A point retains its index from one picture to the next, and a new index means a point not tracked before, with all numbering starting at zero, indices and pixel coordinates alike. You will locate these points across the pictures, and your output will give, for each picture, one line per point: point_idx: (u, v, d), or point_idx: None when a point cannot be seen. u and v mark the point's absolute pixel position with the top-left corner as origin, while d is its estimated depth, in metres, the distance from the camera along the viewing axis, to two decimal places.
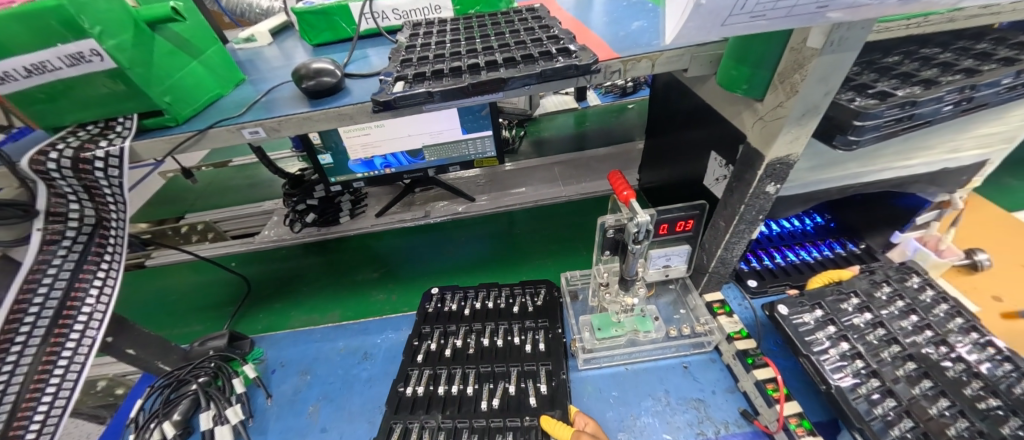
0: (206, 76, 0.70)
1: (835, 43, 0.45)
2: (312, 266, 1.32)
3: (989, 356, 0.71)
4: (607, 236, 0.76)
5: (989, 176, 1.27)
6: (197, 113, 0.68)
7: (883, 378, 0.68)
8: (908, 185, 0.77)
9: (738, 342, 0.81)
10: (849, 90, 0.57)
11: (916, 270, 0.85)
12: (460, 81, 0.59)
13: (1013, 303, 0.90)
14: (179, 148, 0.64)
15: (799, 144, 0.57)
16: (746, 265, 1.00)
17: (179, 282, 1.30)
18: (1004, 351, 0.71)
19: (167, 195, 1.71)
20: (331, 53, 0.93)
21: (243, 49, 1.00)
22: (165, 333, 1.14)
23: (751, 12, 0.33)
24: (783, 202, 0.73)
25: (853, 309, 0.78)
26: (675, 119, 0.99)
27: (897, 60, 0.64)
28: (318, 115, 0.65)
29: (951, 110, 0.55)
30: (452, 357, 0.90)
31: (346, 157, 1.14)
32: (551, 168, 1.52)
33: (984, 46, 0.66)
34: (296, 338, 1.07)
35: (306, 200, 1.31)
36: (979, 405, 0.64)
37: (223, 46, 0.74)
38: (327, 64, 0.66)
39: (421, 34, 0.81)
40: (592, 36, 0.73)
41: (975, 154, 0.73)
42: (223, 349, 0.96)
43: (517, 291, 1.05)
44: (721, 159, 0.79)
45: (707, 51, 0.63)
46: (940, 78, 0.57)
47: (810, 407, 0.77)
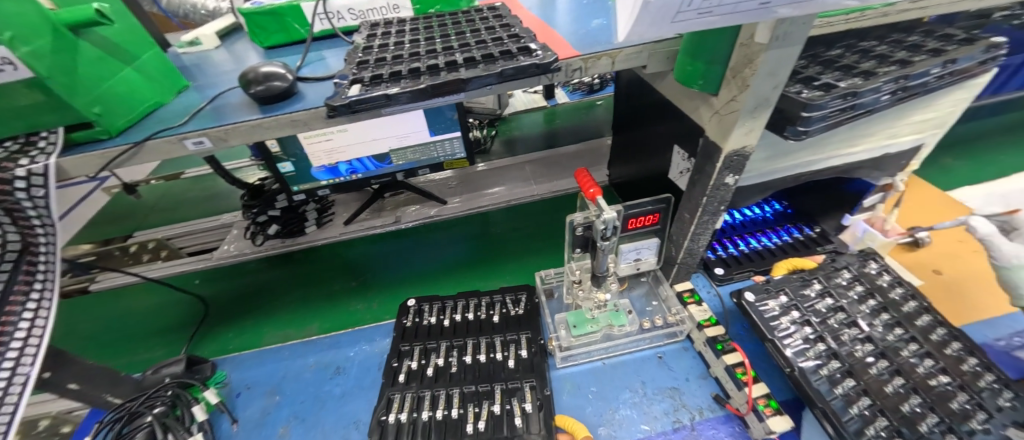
0: (140, 84, 0.65)
1: (780, 38, 0.47)
2: (276, 278, 1.26)
3: (938, 334, 0.76)
4: (577, 234, 0.76)
5: (933, 158, 1.35)
6: (133, 124, 0.63)
7: (843, 359, 0.72)
8: (854, 170, 0.81)
9: (708, 329, 0.84)
10: (797, 83, 0.59)
11: (873, 256, 0.89)
12: (419, 83, 0.57)
13: (950, 275, 0.97)
14: (113, 163, 0.60)
15: (753, 136, 0.59)
16: (713, 254, 1.04)
17: (129, 305, 1.21)
18: (949, 328, 0.76)
19: (113, 212, 1.59)
20: (283, 56, 0.88)
21: (187, 53, 0.93)
22: (112, 363, 1.06)
23: (699, 9, 0.34)
24: (743, 192, 0.76)
25: (816, 294, 0.82)
26: (638, 115, 1.01)
27: (839, 53, 0.68)
28: (269, 122, 0.62)
29: (888, 99, 0.59)
30: (436, 378, 0.87)
31: (308, 164, 1.09)
32: (522, 167, 1.51)
33: (915, 38, 0.70)
34: (262, 358, 1.02)
35: (267, 210, 1.25)
36: (931, 382, 0.69)
37: (161, 50, 0.69)
38: (277, 68, 0.63)
39: (379, 35, 0.78)
40: (553, 34, 0.73)
41: (911, 139, 0.78)
42: (180, 375, 0.89)
43: (497, 300, 1.03)
44: (683, 153, 0.81)
45: (664, 48, 0.64)
46: (877, 69, 0.61)
47: (775, 386, 0.81)
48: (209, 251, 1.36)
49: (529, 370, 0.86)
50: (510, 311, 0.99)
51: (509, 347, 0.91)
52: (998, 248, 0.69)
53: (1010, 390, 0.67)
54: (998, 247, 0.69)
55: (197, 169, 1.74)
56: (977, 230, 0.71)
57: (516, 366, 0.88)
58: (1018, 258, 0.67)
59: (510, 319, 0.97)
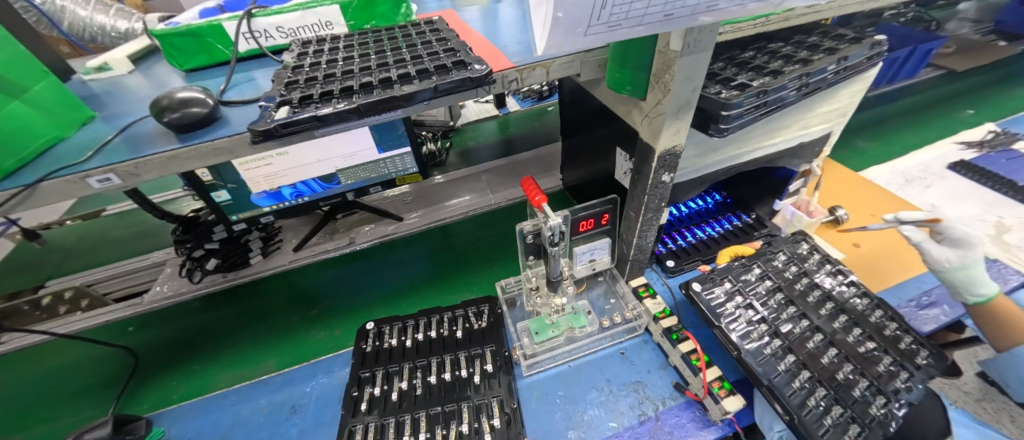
0: (33, 118, 0.59)
1: (692, 45, 0.50)
2: (220, 317, 1.16)
3: (867, 306, 0.83)
4: (528, 242, 0.77)
5: (850, 142, 1.50)
6: (25, 164, 0.57)
7: (783, 336, 0.77)
8: (776, 160, 0.88)
9: (664, 321, 0.87)
10: (715, 84, 0.63)
11: (805, 237, 0.97)
12: (351, 102, 0.55)
13: (868, 248, 1.08)
14: (2, 209, 0.53)
15: (681, 136, 0.63)
16: (663, 247, 1.08)
17: (41, 367, 1.07)
18: (873, 298, 0.84)
19: (19, 261, 1.41)
20: (206, 79, 0.83)
21: (95, 80, 0.85)
22: (21, 436, 0.92)
23: (608, 22, 0.35)
24: (681, 188, 0.80)
25: (756, 278, 0.88)
26: (582, 119, 1.04)
27: (752, 54, 0.73)
28: (188, 152, 0.58)
29: (795, 95, 0.65)
30: (400, 402, 0.84)
31: (247, 191, 1.03)
32: (478, 177, 1.51)
33: (814, 38, 0.78)
34: (206, 406, 0.93)
35: (204, 244, 1.14)
36: (861, 349, 0.75)
37: (57, 79, 0.63)
38: (196, 93, 0.59)
39: (310, 53, 0.75)
40: (490, 46, 0.74)
41: (820, 129, 0.86)
42: (107, 439, 0.80)
43: (460, 314, 1.01)
44: (625, 154, 0.84)
45: (593, 56, 0.67)
46: (784, 68, 0.67)
47: (727, 368, 0.86)
48: (138, 294, 1.24)
49: (496, 383, 0.85)
50: (473, 325, 0.97)
51: (474, 363, 0.89)
52: (930, 252, 0.74)
53: (925, 348, 0.75)
54: (929, 252, 0.74)
55: (120, 205, 1.58)
56: (910, 237, 0.75)
57: (482, 383, 0.85)
58: (951, 261, 0.72)
59: (473, 333, 0.96)
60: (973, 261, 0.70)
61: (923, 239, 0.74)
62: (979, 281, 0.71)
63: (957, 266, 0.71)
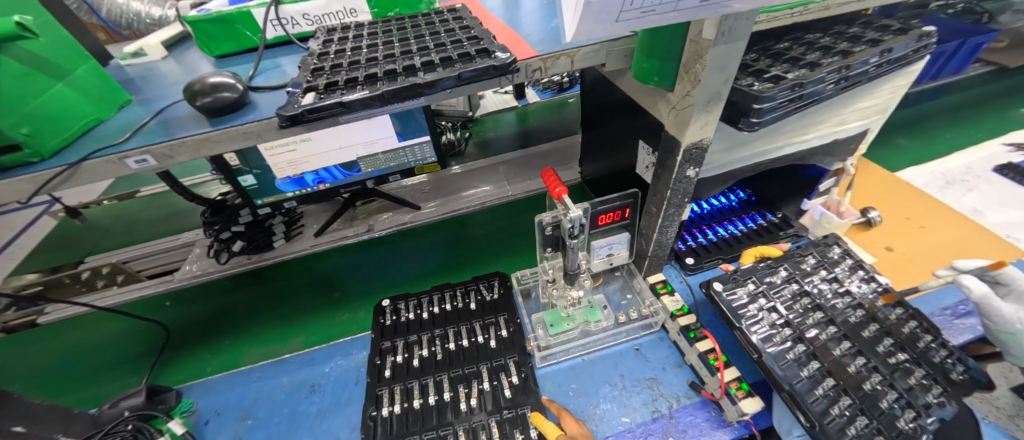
0: (75, 100, 0.61)
1: (726, 34, 0.48)
2: (245, 297, 1.20)
3: (899, 315, 0.80)
4: (546, 234, 0.76)
5: (889, 140, 1.43)
6: (68, 144, 0.59)
7: (808, 342, 0.75)
8: (808, 157, 0.85)
9: (681, 318, 0.85)
10: (748, 76, 0.61)
11: (837, 242, 0.93)
12: (376, 89, 0.56)
13: (901, 251, 1.03)
14: (46, 187, 0.56)
15: (709, 129, 0.61)
16: (683, 244, 1.06)
17: (81, 337, 1.13)
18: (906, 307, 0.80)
19: (60, 237, 1.49)
20: (235, 65, 0.85)
21: (130, 65, 0.88)
22: (63, 401, 0.98)
23: (642, 8, 0.34)
24: (705, 184, 0.78)
25: (781, 280, 0.85)
26: (604, 111, 1.02)
27: (787, 45, 0.70)
28: (218, 135, 0.59)
29: (833, 89, 0.62)
30: (422, 366, 0.88)
31: (272, 176, 1.05)
32: (496, 168, 1.50)
33: (855, 29, 0.74)
34: (231, 382, 0.97)
35: (230, 226, 1.20)
36: (891, 360, 0.73)
37: (98, 63, 0.65)
38: (226, 78, 0.61)
39: (335, 40, 0.76)
40: (514, 35, 0.73)
41: (857, 125, 0.82)
42: (141, 407, 0.84)
43: (471, 287, 1.05)
44: (648, 148, 0.83)
45: (620, 46, 0.65)
46: (822, 60, 0.64)
47: (746, 370, 0.84)
48: (170, 273, 1.29)
49: (511, 344, 0.91)
50: (485, 297, 1.02)
51: (489, 329, 0.94)
52: (995, 308, 0.67)
53: (963, 363, 0.73)
54: (995, 308, 0.67)
55: (152, 186, 1.64)
56: (971, 290, 0.68)
57: (497, 344, 0.92)
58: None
59: (486, 303, 1.01)
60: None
61: (988, 293, 0.67)
62: None
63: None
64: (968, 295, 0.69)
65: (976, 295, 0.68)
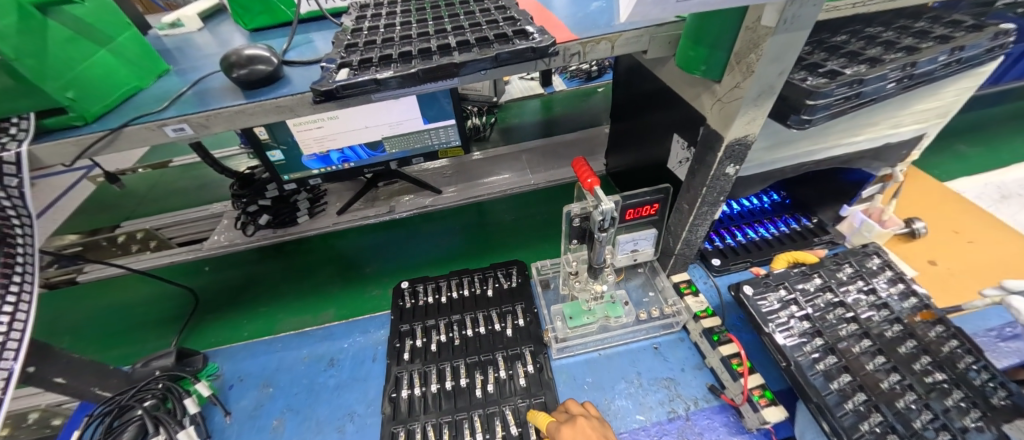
0: (117, 66, 0.62)
1: (788, 22, 0.45)
2: (270, 269, 1.23)
3: (939, 333, 0.75)
4: (573, 225, 0.75)
5: (946, 146, 1.34)
6: (110, 110, 0.61)
7: (839, 354, 0.72)
8: (855, 161, 0.80)
9: (705, 320, 0.83)
10: (801, 70, 0.58)
11: (878, 251, 0.88)
12: (410, 67, 0.55)
13: (945, 266, 0.97)
14: (89, 151, 0.57)
15: (756, 125, 0.58)
16: (710, 245, 1.03)
17: (117, 297, 1.18)
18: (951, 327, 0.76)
19: (98, 202, 1.54)
20: (269, 39, 0.84)
21: (169, 36, 0.89)
22: (99, 356, 1.04)
23: None
24: (741, 183, 0.75)
25: (815, 288, 0.82)
26: (637, 102, 0.99)
27: (844, 39, 0.66)
28: (252, 108, 0.59)
29: (894, 87, 0.58)
30: (439, 352, 0.89)
31: (298, 152, 1.06)
32: (519, 156, 1.48)
33: (922, 24, 0.69)
34: (254, 350, 1.00)
35: (258, 200, 1.22)
36: (927, 379, 0.69)
37: (138, 32, 0.66)
38: (261, 51, 0.60)
39: (369, 16, 0.75)
40: (550, 17, 0.71)
41: (913, 129, 0.77)
42: (170, 368, 0.88)
43: (490, 275, 1.05)
44: (682, 142, 0.79)
45: (665, 32, 0.62)
46: (884, 56, 0.59)
47: (770, 377, 0.82)
48: (199, 241, 1.33)
49: (527, 334, 0.91)
50: (503, 284, 1.02)
51: (506, 318, 0.94)
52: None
53: (1005, 388, 0.67)
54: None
55: (185, 157, 1.69)
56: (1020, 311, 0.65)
57: (513, 335, 0.91)
58: None
59: (504, 291, 1.00)
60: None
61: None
62: None
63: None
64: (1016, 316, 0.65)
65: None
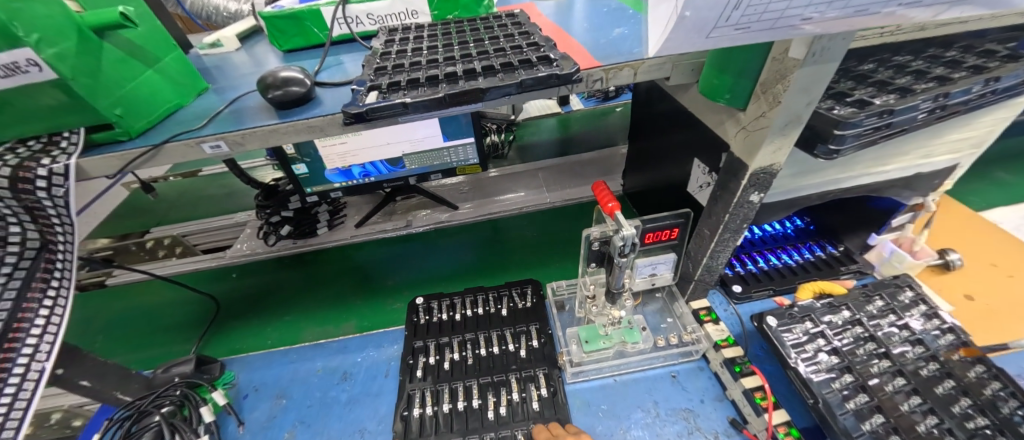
0: (162, 85, 0.66)
1: (817, 54, 0.45)
2: (290, 279, 1.25)
3: (979, 374, 0.71)
4: (592, 249, 0.74)
5: (983, 174, 1.29)
6: (153, 126, 0.64)
7: (871, 392, 0.69)
8: (884, 189, 0.78)
9: (725, 350, 0.80)
10: (827, 98, 0.57)
11: (911, 284, 0.85)
12: (436, 92, 0.56)
13: (983, 301, 0.92)
14: (131, 164, 0.60)
15: (782, 154, 0.58)
16: (730, 270, 1.01)
17: (143, 302, 1.22)
18: (993, 369, 0.71)
19: (131, 208, 1.61)
20: (301, 60, 0.88)
21: (209, 55, 0.94)
22: (122, 360, 1.06)
23: (736, 24, 0.34)
24: (765, 209, 0.73)
25: (843, 321, 0.79)
26: (656, 125, 0.99)
27: (872, 68, 0.65)
28: (285, 128, 0.62)
29: (925, 118, 0.57)
30: (452, 371, 0.88)
31: (322, 166, 1.09)
32: (535, 174, 1.49)
33: (953, 53, 0.68)
34: (270, 360, 1.01)
35: (281, 211, 1.24)
36: (968, 424, 0.65)
37: (182, 52, 0.70)
38: (296, 73, 0.63)
39: (397, 40, 0.78)
40: (572, 42, 0.72)
41: (945, 159, 0.75)
42: (189, 375, 0.89)
43: (504, 293, 1.05)
44: (703, 166, 0.79)
45: (688, 59, 0.63)
46: (914, 86, 0.58)
47: (795, 413, 0.78)
48: (223, 249, 1.37)
49: (541, 356, 0.90)
50: (518, 304, 1.01)
51: (520, 338, 0.93)
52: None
53: None
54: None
55: (214, 167, 1.75)
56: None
57: (527, 356, 0.90)
58: None
59: (518, 311, 1.00)
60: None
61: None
62: None
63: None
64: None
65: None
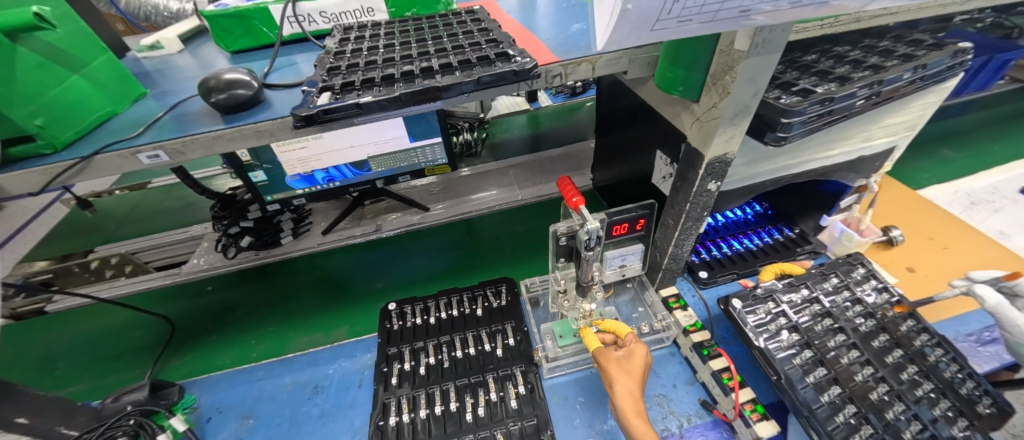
0: (92, 92, 0.61)
1: (760, 46, 0.47)
2: (255, 293, 1.19)
3: (924, 341, 0.77)
4: (560, 244, 0.75)
5: (922, 156, 1.39)
6: (82, 137, 0.59)
7: (829, 365, 0.73)
8: (831, 173, 0.82)
9: (694, 335, 0.83)
10: (775, 88, 0.60)
11: (862, 261, 0.90)
12: (392, 91, 0.55)
13: (923, 272, 1.00)
14: (59, 179, 0.55)
15: (735, 143, 0.60)
16: (697, 257, 1.04)
17: (89, 326, 1.13)
18: (935, 336, 0.77)
19: (72, 227, 1.49)
20: (250, 62, 0.84)
21: (148, 58, 0.88)
22: (63, 392, 0.97)
23: (678, 17, 0.35)
24: (724, 197, 0.76)
25: (802, 299, 0.83)
26: (620, 118, 1.00)
27: (814, 58, 0.69)
28: (231, 133, 0.58)
29: (864, 104, 0.60)
30: (428, 376, 0.86)
31: (281, 173, 1.04)
32: (507, 171, 1.48)
33: (886, 42, 0.72)
34: (234, 379, 0.96)
35: (239, 222, 1.18)
36: (916, 390, 0.70)
37: (115, 56, 0.65)
38: (241, 75, 0.60)
39: (352, 39, 0.75)
40: (532, 39, 0.72)
41: (885, 142, 0.80)
42: (143, 403, 0.83)
43: (478, 293, 1.04)
44: (665, 158, 0.80)
45: (644, 53, 0.64)
46: (852, 74, 0.62)
47: (761, 390, 0.82)
48: (178, 265, 1.29)
49: (517, 354, 0.89)
50: (492, 303, 1.00)
51: (495, 337, 0.93)
52: (1012, 321, 0.62)
53: (989, 396, 0.69)
54: (1010, 320, 0.62)
55: (164, 178, 1.65)
56: (984, 300, 0.64)
57: (504, 355, 0.90)
58: None
59: (493, 310, 0.99)
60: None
61: (1003, 304, 0.63)
62: None
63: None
64: (981, 305, 0.65)
65: (990, 305, 0.63)
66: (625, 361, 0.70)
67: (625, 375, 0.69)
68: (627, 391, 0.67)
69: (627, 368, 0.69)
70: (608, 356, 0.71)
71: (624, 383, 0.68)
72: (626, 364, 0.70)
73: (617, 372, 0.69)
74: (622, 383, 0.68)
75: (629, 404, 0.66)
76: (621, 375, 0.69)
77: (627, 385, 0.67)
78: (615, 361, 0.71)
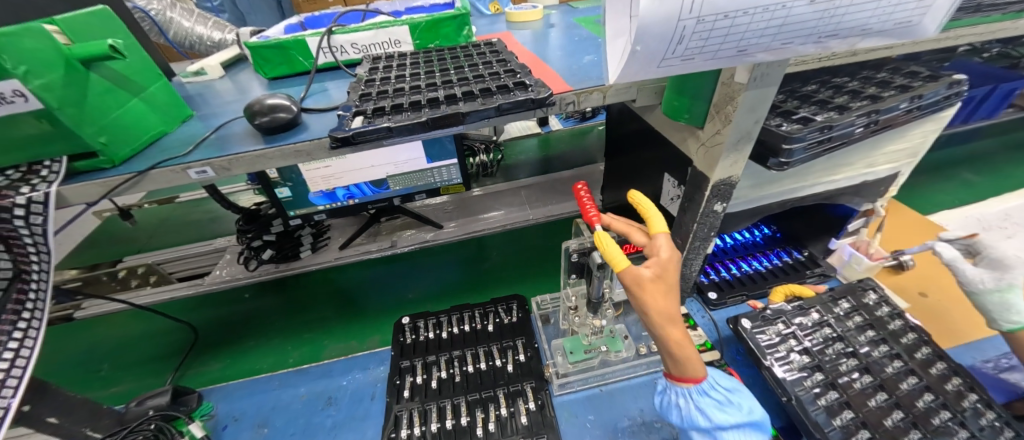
0: (147, 114, 0.67)
1: (758, 79, 0.51)
2: (274, 305, 1.22)
3: (940, 371, 0.76)
4: (572, 260, 0.78)
5: (934, 183, 1.39)
6: (136, 153, 0.65)
7: (840, 389, 0.73)
8: (836, 197, 0.85)
9: (705, 354, 0.85)
10: (776, 117, 0.63)
11: (872, 287, 0.91)
12: (420, 116, 0.60)
13: (935, 298, 1.00)
14: (114, 191, 0.61)
15: (739, 167, 0.63)
16: (705, 278, 1.06)
17: (114, 333, 1.17)
18: (950, 365, 0.77)
19: (104, 238, 1.56)
20: (286, 87, 0.90)
21: (192, 83, 0.96)
22: (88, 396, 1.01)
23: (682, 56, 0.39)
24: (731, 218, 0.79)
25: (813, 323, 0.84)
26: (629, 143, 1.04)
27: (814, 88, 0.72)
28: (272, 152, 0.64)
29: (862, 131, 0.63)
30: (440, 389, 0.88)
31: (306, 189, 1.10)
32: (518, 192, 1.53)
33: (883, 74, 0.76)
34: (251, 388, 0.99)
35: (262, 235, 1.23)
36: (934, 420, 0.69)
37: (168, 82, 0.72)
38: (282, 100, 0.65)
39: (381, 68, 0.82)
40: (546, 69, 0.77)
41: (887, 168, 0.82)
42: (165, 408, 0.86)
43: (490, 309, 1.06)
44: (673, 180, 0.84)
45: (651, 84, 0.69)
46: (851, 104, 0.65)
47: (772, 412, 0.82)
48: (201, 276, 1.34)
49: (528, 370, 0.91)
50: (503, 319, 1.03)
51: (506, 353, 0.95)
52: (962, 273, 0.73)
53: (1010, 428, 0.68)
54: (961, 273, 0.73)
55: (191, 193, 1.73)
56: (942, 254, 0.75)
57: (514, 371, 0.91)
58: (986, 282, 0.71)
59: (504, 327, 1.01)
60: (1010, 284, 0.69)
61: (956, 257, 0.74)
62: (1014, 308, 0.69)
63: (992, 288, 0.70)
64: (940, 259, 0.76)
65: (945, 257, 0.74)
66: (659, 279, 0.60)
67: (661, 295, 0.60)
68: (665, 312, 0.60)
69: (660, 287, 0.60)
70: (652, 274, 0.59)
71: (660, 303, 0.60)
72: (659, 283, 0.60)
73: (651, 293, 0.59)
74: (658, 305, 0.59)
75: (670, 327, 0.60)
76: (657, 296, 0.59)
77: (665, 306, 0.60)
78: (648, 281, 0.59)
